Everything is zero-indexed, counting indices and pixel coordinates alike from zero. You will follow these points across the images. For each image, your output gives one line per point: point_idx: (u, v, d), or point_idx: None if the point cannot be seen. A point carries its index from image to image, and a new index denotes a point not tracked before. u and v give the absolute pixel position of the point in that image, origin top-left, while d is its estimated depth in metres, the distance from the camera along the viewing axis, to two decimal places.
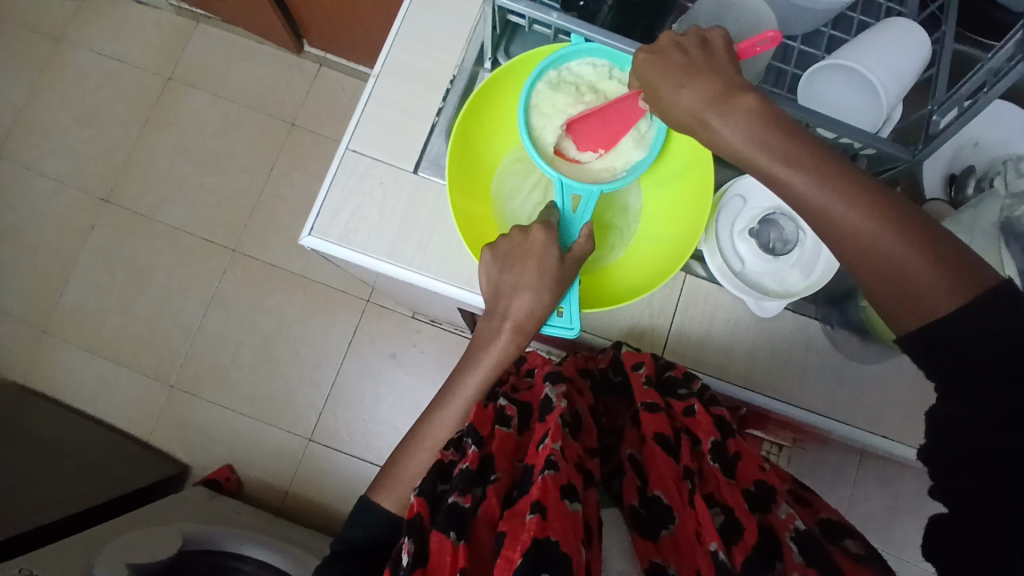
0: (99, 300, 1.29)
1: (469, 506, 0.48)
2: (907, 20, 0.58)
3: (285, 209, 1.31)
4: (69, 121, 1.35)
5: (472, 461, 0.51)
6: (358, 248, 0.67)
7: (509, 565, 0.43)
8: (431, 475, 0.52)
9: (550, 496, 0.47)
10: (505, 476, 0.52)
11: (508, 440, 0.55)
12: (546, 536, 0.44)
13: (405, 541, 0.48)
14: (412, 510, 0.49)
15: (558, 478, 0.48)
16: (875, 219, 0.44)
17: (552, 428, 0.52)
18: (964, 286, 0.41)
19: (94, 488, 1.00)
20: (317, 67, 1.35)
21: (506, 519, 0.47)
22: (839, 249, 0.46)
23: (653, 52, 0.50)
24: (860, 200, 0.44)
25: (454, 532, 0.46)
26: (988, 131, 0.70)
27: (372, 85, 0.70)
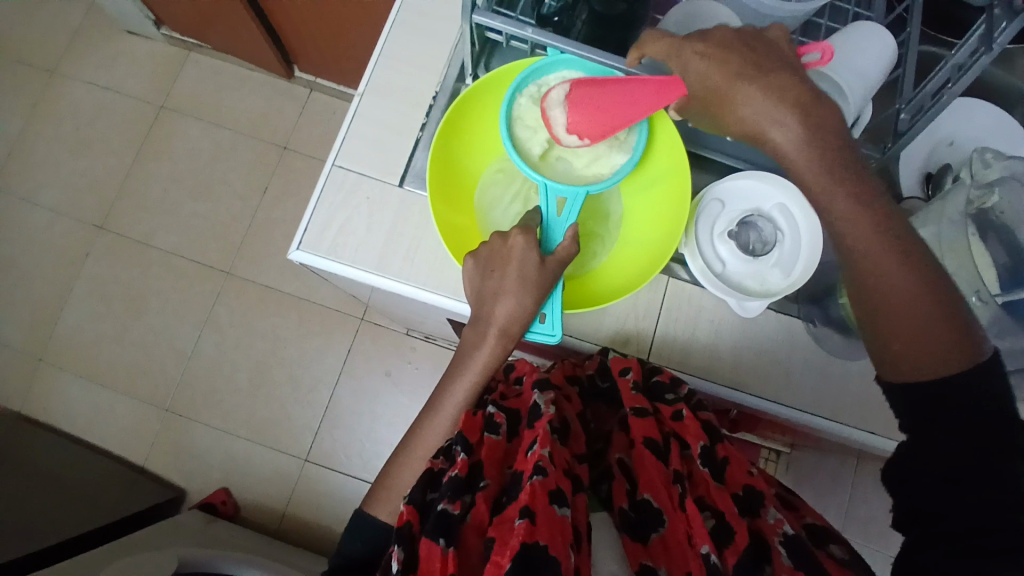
0: (95, 327, 1.29)
1: (458, 513, 0.48)
2: (874, 24, 0.60)
3: (278, 232, 1.32)
4: (64, 152, 1.37)
5: (461, 468, 0.51)
6: (347, 262, 0.68)
7: (496, 569, 0.43)
8: (419, 483, 0.52)
9: (539, 502, 0.47)
10: (494, 483, 0.52)
11: (497, 448, 0.55)
12: (535, 541, 0.44)
13: (395, 549, 0.48)
14: (401, 518, 0.50)
15: (546, 484, 0.48)
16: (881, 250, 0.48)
17: (541, 434, 0.52)
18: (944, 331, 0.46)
19: (89, 513, 0.99)
20: (308, 91, 1.38)
21: (495, 525, 0.47)
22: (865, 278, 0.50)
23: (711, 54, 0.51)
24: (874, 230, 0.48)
25: (443, 538, 0.46)
26: (961, 130, 0.72)
27: (357, 104, 0.72)
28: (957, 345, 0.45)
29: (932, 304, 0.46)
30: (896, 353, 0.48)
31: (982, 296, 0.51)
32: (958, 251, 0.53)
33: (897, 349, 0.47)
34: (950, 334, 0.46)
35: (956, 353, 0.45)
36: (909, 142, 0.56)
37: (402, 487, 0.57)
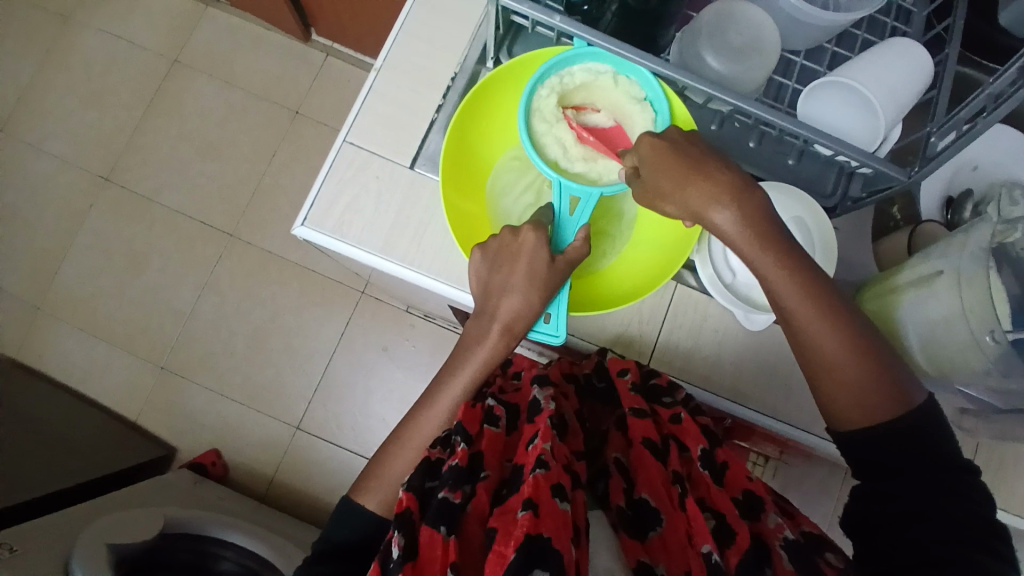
0: (96, 280, 1.29)
1: (459, 502, 0.48)
2: (912, 42, 0.58)
3: (284, 198, 1.31)
4: (74, 101, 1.35)
5: (462, 458, 0.51)
6: (351, 242, 0.67)
7: (500, 561, 0.43)
8: (418, 471, 0.52)
9: (542, 493, 0.47)
10: (493, 475, 0.52)
11: (496, 440, 0.55)
12: (539, 532, 0.43)
13: (394, 534, 0.47)
14: (401, 504, 0.49)
15: (549, 477, 0.48)
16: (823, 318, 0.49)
17: (542, 428, 0.52)
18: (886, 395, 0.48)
19: (80, 468, 1.00)
20: (324, 57, 1.35)
21: (497, 516, 0.47)
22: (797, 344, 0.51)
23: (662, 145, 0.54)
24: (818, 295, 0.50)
25: (443, 527, 0.46)
26: (988, 155, 0.70)
27: (373, 80, 0.70)
28: (895, 396, 0.48)
29: (868, 361, 0.49)
30: (839, 409, 0.50)
31: (995, 335, 0.50)
32: (974, 285, 0.51)
33: (836, 404, 0.50)
34: (886, 387, 0.48)
35: (892, 403, 0.48)
36: (935, 168, 0.54)
37: (393, 475, 0.56)
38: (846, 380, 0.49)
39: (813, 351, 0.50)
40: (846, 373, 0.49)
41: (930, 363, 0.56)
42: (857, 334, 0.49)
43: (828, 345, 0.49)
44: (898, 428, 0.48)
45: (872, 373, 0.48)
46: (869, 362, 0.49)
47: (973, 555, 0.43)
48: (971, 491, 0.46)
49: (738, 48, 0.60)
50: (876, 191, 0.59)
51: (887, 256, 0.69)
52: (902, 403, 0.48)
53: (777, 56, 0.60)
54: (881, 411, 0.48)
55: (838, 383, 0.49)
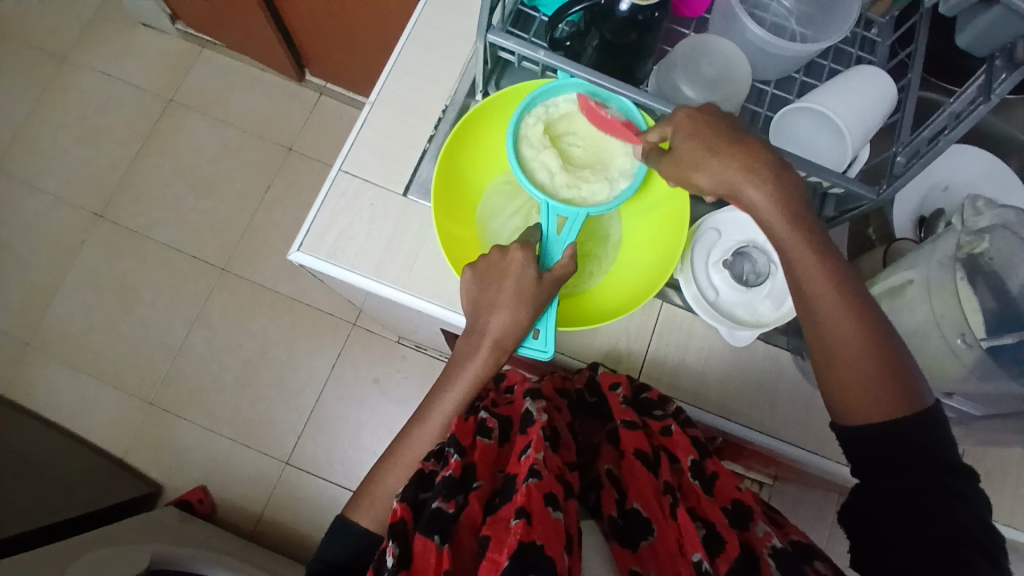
0: (86, 316, 1.29)
1: (452, 512, 0.48)
2: (876, 68, 0.62)
3: (276, 233, 1.33)
4: (68, 140, 1.37)
5: (455, 468, 0.51)
6: (345, 266, 0.69)
7: (493, 566, 0.44)
8: (411, 483, 0.53)
9: (535, 503, 0.47)
10: (486, 485, 0.53)
11: (489, 451, 0.56)
12: (532, 540, 0.44)
13: (389, 543, 0.48)
14: (395, 514, 0.50)
15: (541, 486, 0.49)
16: (841, 301, 0.49)
17: (535, 439, 0.53)
18: (891, 388, 0.49)
19: (65, 503, 0.98)
20: (317, 96, 1.39)
21: (489, 525, 0.48)
22: (814, 325, 0.51)
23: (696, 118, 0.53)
24: (835, 280, 0.50)
25: (437, 535, 0.46)
26: (953, 176, 0.74)
27: (367, 112, 0.73)
28: (906, 398, 0.49)
29: (878, 352, 0.49)
30: (848, 395, 0.50)
31: (967, 339, 0.52)
32: (945, 295, 0.53)
33: (851, 397, 0.50)
34: (898, 387, 0.48)
35: (903, 403, 0.48)
36: (903, 185, 0.57)
37: (386, 491, 0.56)
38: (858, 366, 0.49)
39: (826, 334, 0.50)
40: (863, 368, 0.49)
41: None
42: (872, 323, 0.49)
43: (848, 339, 0.49)
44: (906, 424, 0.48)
45: (883, 372, 0.49)
46: (885, 361, 0.49)
47: (973, 558, 0.43)
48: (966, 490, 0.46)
49: (710, 77, 0.64)
50: (848, 210, 0.62)
51: (864, 273, 0.71)
52: (911, 405, 0.48)
53: (749, 85, 0.64)
54: (892, 409, 0.48)
55: (847, 369, 0.49)
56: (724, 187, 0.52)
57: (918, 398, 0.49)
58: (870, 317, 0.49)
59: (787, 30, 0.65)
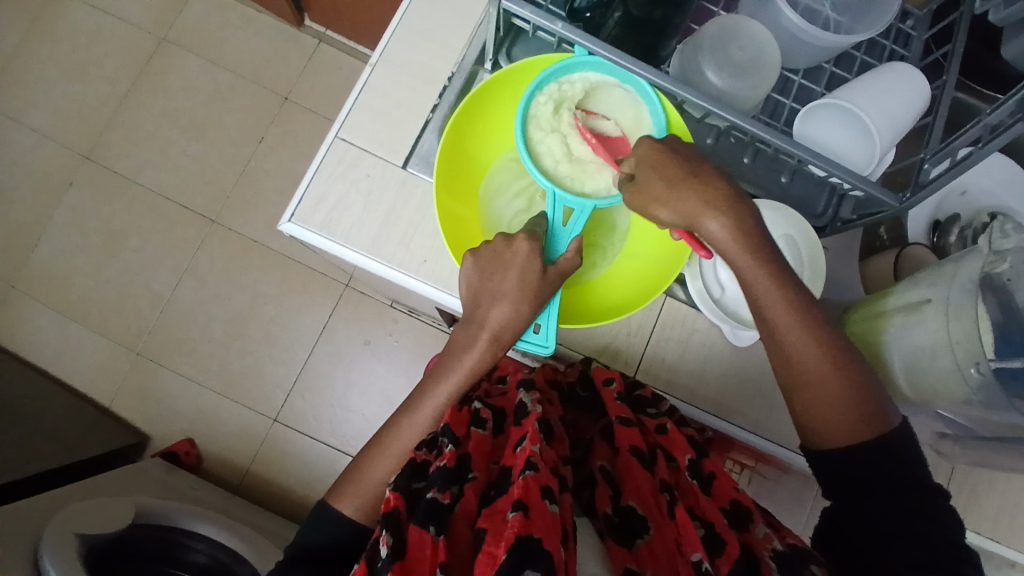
0: (72, 260, 1.25)
1: (447, 503, 0.48)
2: (908, 66, 0.59)
3: (270, 184, 1.28)
4: (55, 74, 1.31)
5: (449, 458, 0.51)
6: (339, 239, 0.66)
7: (490, 561, 0.43)
8: (404, 472, 0.52)
9: (533, 494, 0.47)
10: (481, 476, 0.52)
11: (484, 442, 0.55)
12: (530, 533, 0.43)
13: (382, 533, 0.47)
14: (389, 504, 0.49)
15: (538, 478, 0.48)
16: (804, 327, 0.50)
17: (531, 431, 0.52)
18: (864, 409, 0.48)
19: (51, 451, 0.97)
20: (316, 42, 1.33)
21: (485, 517, 0.48)
22: (779, 358, 0.51)
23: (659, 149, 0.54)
24: (795, 304, 0.50)
25: (433, 526, 0.46)
26: (976, 182, 0.71)
27: (368, 74, 0.69)
28: (875, 416, 0.48)
29: (845, 377, 0.49)
30: (818, 424, 0.49)
31: (981, 367, 0.51)
32: (962, 315, 0.52)
33: (818, 424, 0.49)
34: (867, 404, 0.48)
35: (872, 421, 0.48)
36: (927, 196, 0.54)
37: (375, 478, 0.56)
38: (827, 392, 0.49)
39: (793, 362, 0.50)
40: (830, 391, 0.49)
41: (912, 388, 0.57)
42: (834, 346, 0.50)
43: (812, 362, 0.49)
44: (871, 448, 0.48)
45: (852, 393, 0.49)
46: (851, 380, 0.49)
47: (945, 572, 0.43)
48: (941, 513, 0.46)
49: (738, 63, 0.60)
50: (866, 214, 0.59)
51: (874, 278, 0.69)
52: (880, 425, 0.48)
53: (777, 74, 0.60)
54: (857, 431, 0.48)
55: (817, 397, 0.49)
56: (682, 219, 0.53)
57: (888, 419, 0.48)
58: (834, 340, 0.50)
59: (820, 16, 0.60)
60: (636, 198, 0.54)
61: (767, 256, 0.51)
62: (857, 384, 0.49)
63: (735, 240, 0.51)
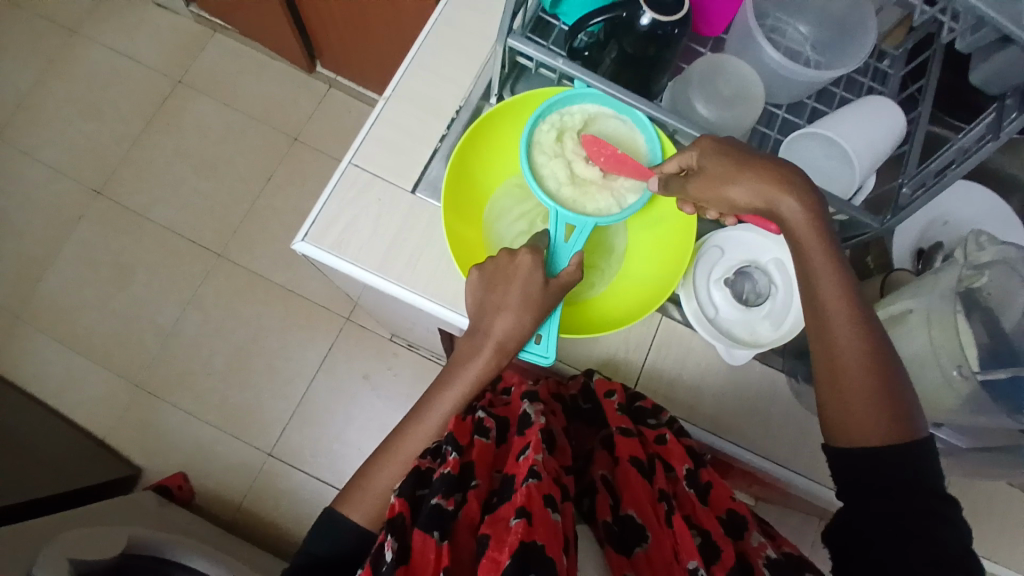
0: (78, 292, 1.27)
1: (452, 509, 0.49)
2: (886, 100, 0.63)
3: (276, 221, 1.32)
4: (72, 114, 1.36)
5: (452, 466, 0.51)
6: (349, 259, 0.68)
7: (493, 565, 0.44)
8: (408, 479, 0.53)
9: (535, 503, 0.48)
10: (483, 484, 0.53)
11: (486, 451, 0.56)
12: (533, 540, 0.44)
13: (386, 537, 0.47)
14: (393, 509, 0.50)
15: (541, 487, 0.49)
16: (849, 320, 0.51)
17: (533, 440, 0.53)
18: (888, 407, 0.50)
19: (45, 479, 0.97)
20: (326, 87, 1.39)
21: (489, 524, 0.48)
22: (819, 347, 0.52)
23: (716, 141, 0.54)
24: (839, 297, 0.51)
25: (437, 532, 0.47)
26: (955, 212, 0.75)
27: (381, 107, 0.73)
28: (898, 417, 0.50)
29: (878, 374, 0.50)
30: (840, 416, 0.51)
31: (965, 371, 0.54)
32: (943, 325, 0.55)
33: (841, 417, 0.51)
34: (897, 411, 0.50)
35: (899, 425, 0.50)
36: (907, 217, 0.58)
37: (381, 484, 0.56)
38: (856, 385, 0.50)
39: (830, 352, 0.51)
40: (863, 393, 0.50)
41: None
42: (875, 342, 0.50)
43: (848, 357, 0.50)
44: (892, 450, 0.49)
45: (881, 390, 0.50)
46: (881, 381, 0.50)
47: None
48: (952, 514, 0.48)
49: (725, 96, 0.65)
50: (850, 237, 0.63)
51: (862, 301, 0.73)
52: (903, 425, 0.50)
53: (762, 106, 0.65)
54: (878, 427, 0.50)
55: (845, 389, 0.51)
56: (760, 199, 0.53)
57: (913, 423, 0.50)
58: (877, 336, 0.51)
59: (801, 55, 0.66)
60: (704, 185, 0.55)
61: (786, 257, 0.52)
62: (889, 383, 0.50)
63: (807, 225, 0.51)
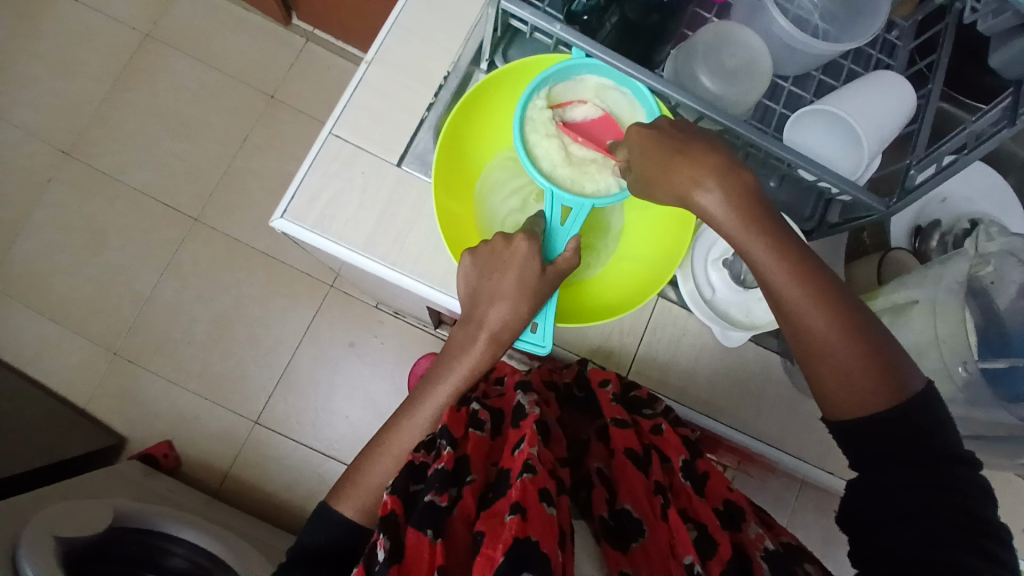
0: (51, 258, 1.22)
1: (445, 505, 0.48)
2: (895, 75, 0.60)
3: (254, 184, 1.27)
4: (35, 69, 1.28)
5: (447, 462, 0.50)
6: (333, 237, 0.65)
7: (488, 563, 0.43)
8: (403, 474, 0.51)
9: (530, 498, 0.47)
10: (479, 479, 0.52)
11: (482, 443, 0.55)
12: (527, 536, 0.44)
13: (379, 536, 0.46)
14: (385, 506, 0.48)
15: (536, 481, 0.48)
16: (809, 293, 0.49)
17: (528, 433, 0.52)
18: (877, 374, 0.48)
19: (25, 453, 0.95)
20: (304, 42, 1.32)
21: (484, 520, 0.47)
22: (792, 325, 0.50)
23: (645, 129, 0.55)
24: (799, 267, 0.49)
25: (431, 529, 0.46)
26: (956, 190, 0.74)
27: (363, 72, 0.68)
28: (888, 383, 0.48)
29: (860, 345, 0.48)
30: (832, 393, 0.49)
31: (968, 366, 0.54)
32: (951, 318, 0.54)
33: (832, 394, 0.49)
34: (882, 377, 0.47)
35: (885, 390, 0.48)
36: (913, 201, 0.55)
37: (376, 476, 0.55)
38: (839, 360, 0.48)
39: (803, 330, 0.49)
40: (845, 363, 0.48)
41: None
42: (843, 312, 0.48)
43: (822, 332, 0.48)
44: (891, 418, 0.47)
45: (866, 358, 0.48)
46: (861, 349, 0.48)
47: (965, 559, 0.42)
48: (965, 485, 0.45)
49: (731, 69, 0.61)
50: (851, 218, 0.61)
51: (859, 281, 0.72)
52: (897, 390, 0.47)
53: (768, 81, 0.62)
54: (872, 398, 0.48)
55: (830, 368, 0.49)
56: (677, 200, 0.54)
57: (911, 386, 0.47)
58: (843, 304, 0.49)
59: (809, 24, 0.63)
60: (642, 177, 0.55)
61: (792, 241, 0.50)
62: (871, 349, 0.48)
63: (732, 215, 0.51)
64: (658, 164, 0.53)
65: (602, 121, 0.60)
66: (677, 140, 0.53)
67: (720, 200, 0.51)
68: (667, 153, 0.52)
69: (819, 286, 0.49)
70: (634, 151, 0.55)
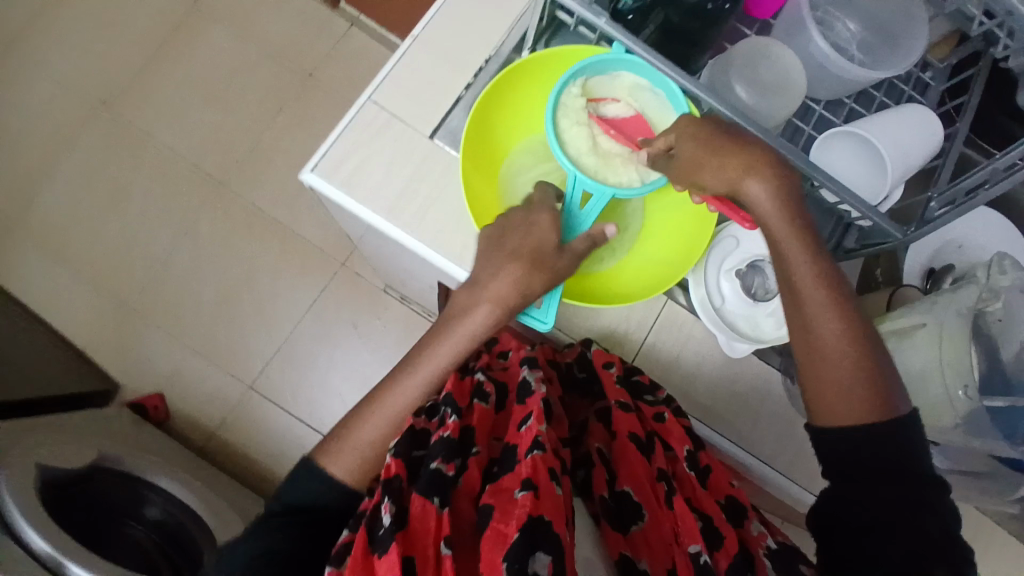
0: (74, 203, 1.25)
1: (451, 476, 0.49)
2: (922, 106, 0.62)
3: (281, 157, 1.29)
4: (85, 18, 1.31)
5: (453, 430, 0.52)
6: (356, 199, 0.66)
7: (499, 539, 0.43)
8: (404, 441, 0.56)
9: (540, 474, 0.47)
10: (483, 452, 0.53)
11: (486, 415, 0.57)
12: (539, 514, 0.44)
13: (385, 501, 0.48)
14: (390, 471, 0.51)
15: (545, 458, 0.49)
16: (824, 301, 0.50)
17: (536, 410, 0.53)
18: (874, 397, 0.49)
19: (20, 383, 0.95)
20: (348, 26, 1.35)
21: (490, 494, 0.48)
22: (800, 332, 0.52)
23: (694, 121, 0.54)
24: (819, 273, 0.51)
25: (437, 499, 0.47)
26: (972, 236, 0.74)
27: (407, 47, 0.70)
28: (882, 401, 0.49)
29: (860, 367, 0.50)
30: (824, 404, 0.51)
31: (968, 391, 0.54)
32: (956, 344, 0.54)
33: (826, 403, 0.51)
34: (878, 396, 0.49)
35: (879, 408, 0.49)
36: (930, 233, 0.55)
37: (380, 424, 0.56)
38: (837, 380, 0.50)
39: (810, 339, 0.51)
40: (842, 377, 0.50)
41: None
42: (853, 325, 0.50)
43: (829, 339, 0.50)
44: (875, 436, 0.49)
45: (863, 378, 0.50)
46: (862, 367, 0.50)
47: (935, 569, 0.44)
48: (937, 502, 0.47)
49: (765, 82, 0.63)
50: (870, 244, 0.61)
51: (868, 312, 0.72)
52: (888, 409, 0.49)
53: (801, 98, 0.63)
54: (866, 414, 0.49)
55: (826, 384, 0.50)
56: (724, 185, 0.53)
57: (898, 408, 0.49)
58: (853, 317, 0.50)
59: (846, 53, 0.64)
60: (680, 168, 0.54)
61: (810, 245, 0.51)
62: (870, 369, 0.50)
63: (776, 207, 0.52)
64: (703, 157, 0.53)
65: (633, 119, 0.61)
66: (728, 132, 0.53)
67: (766, 195, 0.52)
68: (711, 147, 0.53)
69: (834, 296, 0.51)
70: (681, 138, 0.54)
